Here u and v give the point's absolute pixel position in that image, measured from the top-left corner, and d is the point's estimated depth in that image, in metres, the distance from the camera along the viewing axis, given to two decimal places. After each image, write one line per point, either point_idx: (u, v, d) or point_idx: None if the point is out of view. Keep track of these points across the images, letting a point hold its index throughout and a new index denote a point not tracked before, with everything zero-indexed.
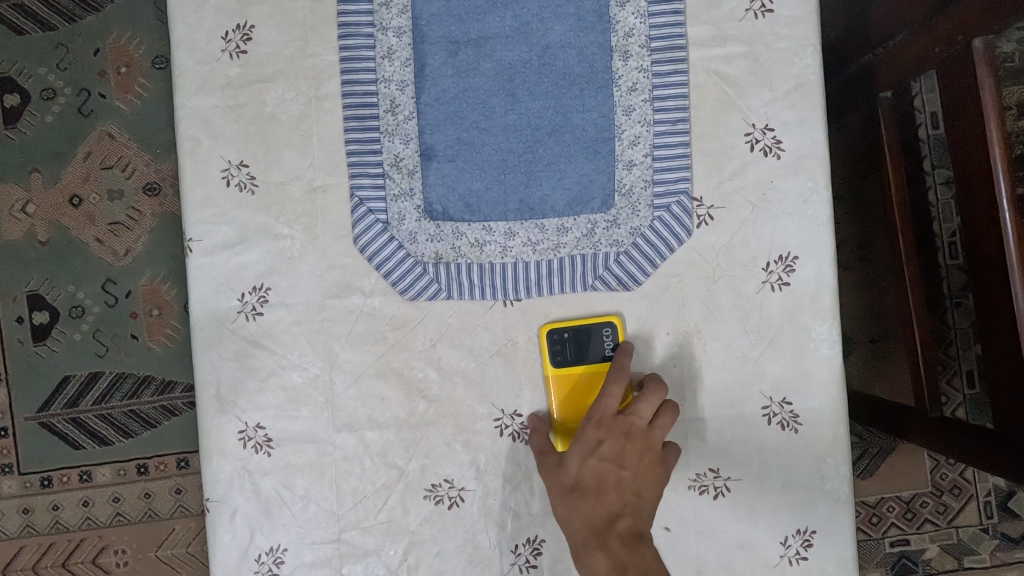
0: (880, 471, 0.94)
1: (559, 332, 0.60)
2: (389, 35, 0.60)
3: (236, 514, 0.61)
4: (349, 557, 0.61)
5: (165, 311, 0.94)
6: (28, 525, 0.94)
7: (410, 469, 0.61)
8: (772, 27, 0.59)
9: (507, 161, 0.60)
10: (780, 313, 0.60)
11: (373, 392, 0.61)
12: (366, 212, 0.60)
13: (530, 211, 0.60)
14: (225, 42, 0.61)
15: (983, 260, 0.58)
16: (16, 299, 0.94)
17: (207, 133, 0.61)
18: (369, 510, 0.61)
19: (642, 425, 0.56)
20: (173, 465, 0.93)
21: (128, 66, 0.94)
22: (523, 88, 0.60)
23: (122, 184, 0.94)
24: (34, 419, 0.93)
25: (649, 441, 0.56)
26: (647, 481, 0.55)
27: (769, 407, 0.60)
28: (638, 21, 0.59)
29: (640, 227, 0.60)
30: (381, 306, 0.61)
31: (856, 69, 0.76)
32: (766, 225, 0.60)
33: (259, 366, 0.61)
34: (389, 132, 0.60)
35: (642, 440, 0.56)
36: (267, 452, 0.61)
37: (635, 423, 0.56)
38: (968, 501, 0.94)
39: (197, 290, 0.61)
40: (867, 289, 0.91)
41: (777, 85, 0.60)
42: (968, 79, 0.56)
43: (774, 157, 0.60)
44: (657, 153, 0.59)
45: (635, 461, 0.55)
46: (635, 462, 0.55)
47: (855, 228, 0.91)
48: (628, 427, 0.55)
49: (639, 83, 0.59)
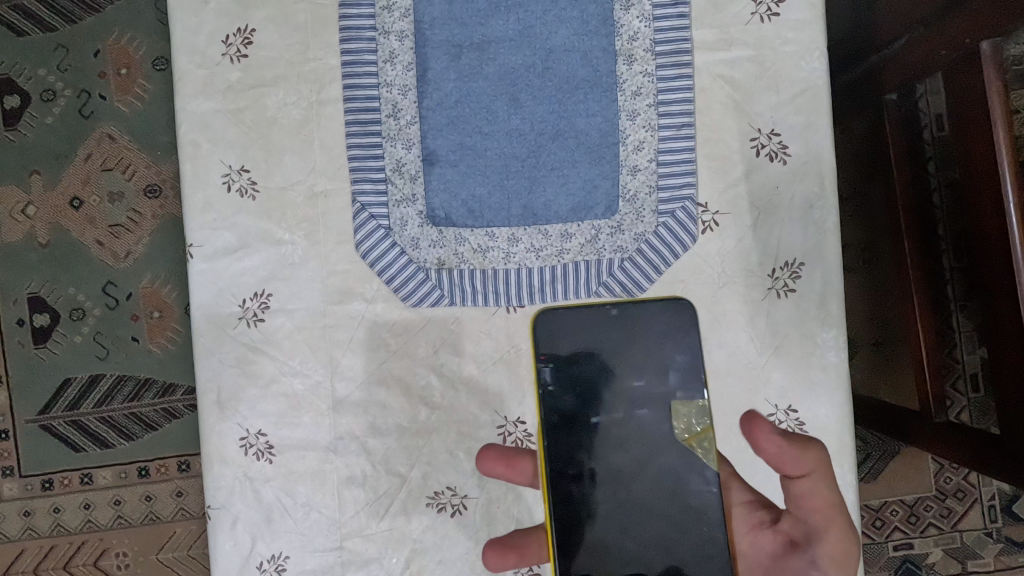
0: (884, 474, 0.94)
1: (600, 305, 0.49)
2: (391, 39, 0.59)
3: (237, 521, 0.60)
4: (351, 564, 0.60)
5: (166, 313, 0.94)
6: (29, 527, 0.93)
7: (413, 477, 0.61)
8: (778, 31, 0.59)
9: (511, 166, 0.59)
10: (787, 319, 0.59)
11: (375, 398, 0.61)
12: (368, 218, 0.60)
13: (534, 216, 0.60)
14: (225, 45, 0.60)
15: (991, 264, 0.57)
16: (17, 301, 0.93)
17: (208, 138, 0.60)
18: (371, 517, 0.60)
19: (821, 470, 0.46)
20: (174, 467, 0.93)
21: (128, 67, 0.94)
22: (526, 93, 0.59)
23: (123, 186, 0.94)
24: (34, 421, 0.93)
25: (833, 491, 0.46)
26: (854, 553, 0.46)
27: (774, 415, 0.59)
28: (644, 24, 0.59)
29: (645, 233, 0.59)
30: (382, 312, 0.61)
31: (861, 71, 0.75)
32: (772, 231, 0.59)
33: (260, 372, 0.61)
34: (391, 137, 0.60)
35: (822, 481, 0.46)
36: (268, 459, 0.61)
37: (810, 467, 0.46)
38: (972, 505, 0.94)
39: (197, 295, 0.60)
40: (871, 292, 0.91)
41: (784, 89, 0.59)
42: (975, 82, 0.54)
43: (780, 162, 0.59)
44: (662, 158, 0.59)
45: (816, 512, 0.46)
46: (824, 518, 0.46)
47: (860, 230, 0.90)
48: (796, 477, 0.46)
49: (644, 87, 0.59)
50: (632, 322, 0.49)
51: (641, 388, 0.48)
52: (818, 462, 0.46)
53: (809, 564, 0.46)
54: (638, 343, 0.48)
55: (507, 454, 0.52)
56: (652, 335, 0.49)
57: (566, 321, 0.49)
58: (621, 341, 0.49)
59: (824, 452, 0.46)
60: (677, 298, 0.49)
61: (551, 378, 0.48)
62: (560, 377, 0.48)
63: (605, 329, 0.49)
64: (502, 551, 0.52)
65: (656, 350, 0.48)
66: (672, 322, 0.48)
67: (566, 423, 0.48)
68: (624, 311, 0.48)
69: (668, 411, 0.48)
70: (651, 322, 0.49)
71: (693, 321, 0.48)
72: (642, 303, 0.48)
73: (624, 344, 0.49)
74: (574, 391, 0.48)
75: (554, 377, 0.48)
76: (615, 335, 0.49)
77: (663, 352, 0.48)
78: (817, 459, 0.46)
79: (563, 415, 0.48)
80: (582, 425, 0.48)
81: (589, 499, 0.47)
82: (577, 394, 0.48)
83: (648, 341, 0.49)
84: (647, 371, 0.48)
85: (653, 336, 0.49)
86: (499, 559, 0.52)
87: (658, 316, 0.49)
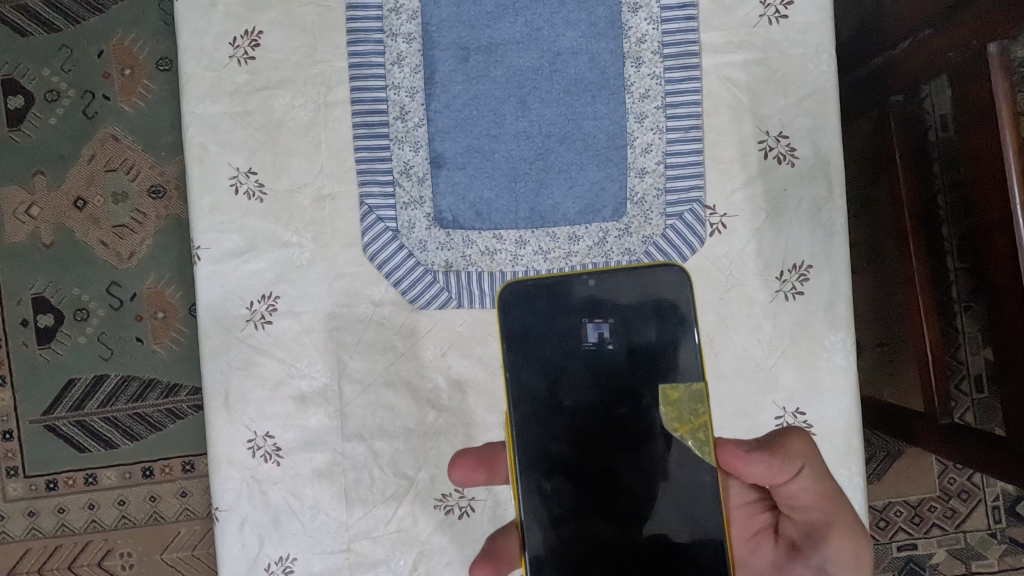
0: (888, 475, 0.94)
1: (577, 275, 0.49)
2: (398, 42, 0.59)
3: (245, 523, 0.60)
4: (359, 566, 0.60)
5: (170, 314, 0.94)
6: (34, 528, 0.93)
7: (420, 479, 0.61)
8: (786, 33, 0.59)
9: (518, 169, 0.59)
10: (794, 322, 0.59)
11: (382, 400, 0.61)
12: (376, 221, 0.60)
13: (541, 219, 0.60)
14: (232, 48, 0.60)
15: (998, 267, 0.57)
16: (21, 302, 0.93)
17: (215, 140, 0.60)
18: (378, 519, 0.60)
19: (808, 464, 0.47)
20: (178, 467, 0.93)
21: (132, 68, 0.93)
22: (534, 95, 0.59)
23: (127, 186, 0.94)
24: (39, 421, 0.93)
25: (825, 482, 0.47)
26: (863, 544, 0.47)
27: (782, 417, 0.59)
28: (651, 27, 0.59)
29: (653, 235, 0.59)
30: (390, 315, 0.61)
31: (866, 72, 0.75)
32: (780, 234, 0.59)
33: (268, 374, 0.61)
34: (398, 139, 0.60)
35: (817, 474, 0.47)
36: (276, 461, 0.60)
37: (798, 463, 0.47)
38: (976, 505, 0.94)
39: (205, 298, 0.60)
40: (876, 293, 0.90)
41: (792, 91, 0.59)
42: (982, 84, 0.54)
43: (788, 165, 0.59)
44: (670, 161, 0.59)
45: (814, 507, 0.47)
46: (824, 512, 0.47)
47: (865, 231, 0.90)
48: (786, 475, 0.47)
49: (652, 90, 0.59)
50: (617, 291, 0.48)
51: (626, 357, 0.48)
52: (806, 455, 0.47)
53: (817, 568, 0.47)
54: (624, 311, 0.48)
55: (481, 463, 0.52)
56: (640, 305, 0.48)
57: (543, 292, 0.49)
58: (607, 310, 0.48)
59: (809, 442, 0.47)
60: (667, 265, 0.48)
61: (530, 345, 0.48)
62: (542, 345, 0.48)
63: (588, 298, 0.49)
64: (492, 565, 0.50)
65: (645, 319, 0.48)
66: (662, 290, 0.48)
67: (541, 396, 0.48)
68: (605, 280, 0.49)
69: (660, 395, 0.47)
70: (638, 291, 0.48)
71: (684, 289, 0.48)
72: (624, 270, 0.48)
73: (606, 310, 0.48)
74: (555, 361, 0.48)
75: (531, 347, 0.48)
76: (600, 303, 0.49)
77: (651, 320, 0.48)
78: (802, 452, 0.47)
79: (538, 386, 0.48)
80: (559, 398, 0.48)
81: (576, 489, 0.47)
82: (555, 366, 0.48)
83: (638, 309, 0.48)
84: (634, 342, 0.48)
85: (642, 305, 0.48)
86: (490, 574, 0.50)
87: (643, 284, 0.48)
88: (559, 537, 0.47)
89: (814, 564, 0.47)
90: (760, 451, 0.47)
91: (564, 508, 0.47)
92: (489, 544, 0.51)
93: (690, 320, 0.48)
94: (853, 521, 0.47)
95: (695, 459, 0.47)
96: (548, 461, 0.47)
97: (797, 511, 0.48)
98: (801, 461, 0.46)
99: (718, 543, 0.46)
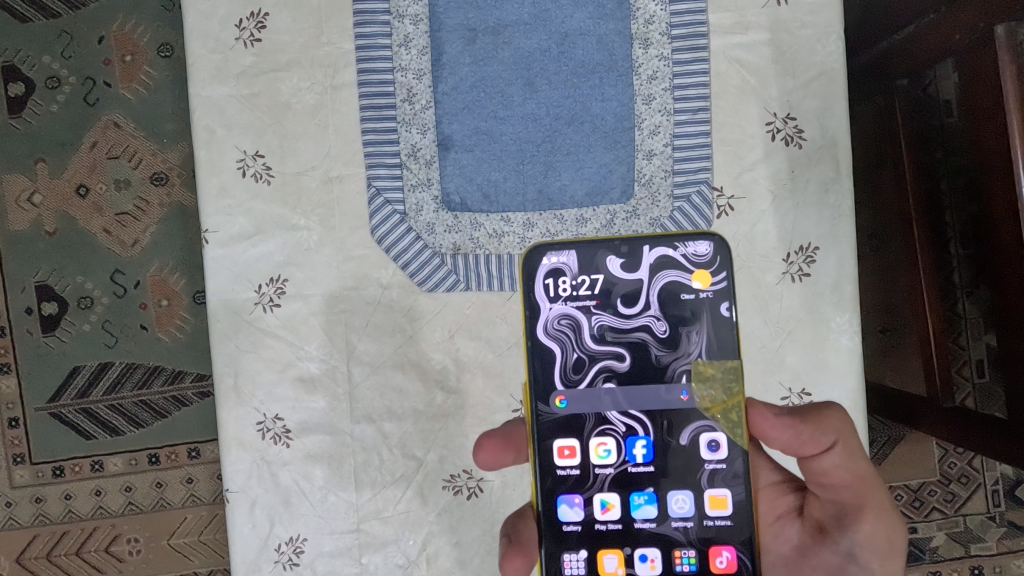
0: (891, 458, 0.94)
1: (607, 241, 0.47)
2: (405, 24, 0.60)
3: (255, 504, 0.60)
4: (369, 546, 0.61)
5: (174, 301, 0.94)
6: (41, 514, 0.94)
7: (429, 460, 0.61)
8: (794, 14, 0.59)
9: (526, 151, 0.59)
10: (801, 303, 0.59)
11: (391, 382, 0.61)
12: (383, 203, 0.60)
13: (550, 202, 0.60)
14: (238, 29, 0.60)
15: (1001, 250, 0.56)
16: (24, 290, 0.94)
17: (222, 124, 0.60)
18: (388, 500, 0.61)
19: (843, 442, 0.46)
20: (184, 454, 0.93)
21: (133, 54, 0.93)
22: (541, 76, 0.59)
23: (129, 174, 0.94)
24: (44, 409, 0.93)
25: (859, 460, 0.46)
26: (894, 527, 0.46)
27: (788, 398, 0.59)
28: (660, 8, 0.59)
29: (660, 217, 0.60)
30: (398, 298, 0.61)
31: (872, 54, 0.74)
32: (786, 216, 0.59)
33: (277, 357, 0.61)
34: (406, 121, 0.60)
35: (860, 453, 0.46)
36: (285, 443, 0.61)
37: (841, 437, 0.46)
38: (976, 488, 0.95)
39: (213, 281, 0.60)
40: (880, 277, 0.91)
41: (799, 73, 0.59)
42: (988, 66, 0.52)
43: (795, 146, 0.59)
44: (678, 143, 0.60)
45: (847, 488, 0.47)
46: (855, 494, 0.47)
47: (870, 214, 0.90)
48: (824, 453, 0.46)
49: (660, 71, 0.59)
50: (653, 256, 0.47)
51: (657, 331, 0.47)
52: (846, 428, 0.46)
53: (846, 556, 0.47)
54: (659, 284, 0.47)
55: (492, 433, 0.50)
56: (673, 274, 0.47)
57: (573, 256, 0.47)
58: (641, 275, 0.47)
59: (844, 418, 0.46)
60: (708, 233, 0.46)
61: (553, 317, 0.47)
62: (567, 310, 0.47)
63: (620, 264, 0.47)
64: (522, 553, 0.47)
65: (678, 289, 0.47)
66: (701, 256, 0.46)
67: (563, 364, 0.47)
68: (638, 247, 0.47)
69: (691, 372, 0.46)
70: (674, 258, 0.47)
71: (724, 258, 0.46)
72: (661, 236, 0.47)
73: (635, 283, 0.47)
74: (579, 330, 0.47)
75: (553, 317, 0.47)
76: (635, 270, 0.47)
77: (684, 289, 0.47)
78: (836, 427, 0.46)
79: (562, 353, 0.47)
80: (584, 365, 0.47)
81: (593, 477, 0.47)
82: (578, 338, 0.47)
83: (672, 278, 0.47)
84: (666, 316, 0.47)
85: (679, 269, 0.47)
86: (522, 563, 0.47)
87: (678, 251, 0.47)
88: (570, 528, 0.47)
89: (842, 549, 0.47)
90: (793, 432, 0.46)
91: (583, 494, 0.47)
92: (510, 532, 0.48)
93: (726, 288, 0.46)
94: (882, 505, 0.46)
95: (723, 443, 0.46)
96: (566, 449, 0.47)
97: (829, 493, 0.48)
98: (835, 437, 0.46)
99: (740, 540, 0.46)
